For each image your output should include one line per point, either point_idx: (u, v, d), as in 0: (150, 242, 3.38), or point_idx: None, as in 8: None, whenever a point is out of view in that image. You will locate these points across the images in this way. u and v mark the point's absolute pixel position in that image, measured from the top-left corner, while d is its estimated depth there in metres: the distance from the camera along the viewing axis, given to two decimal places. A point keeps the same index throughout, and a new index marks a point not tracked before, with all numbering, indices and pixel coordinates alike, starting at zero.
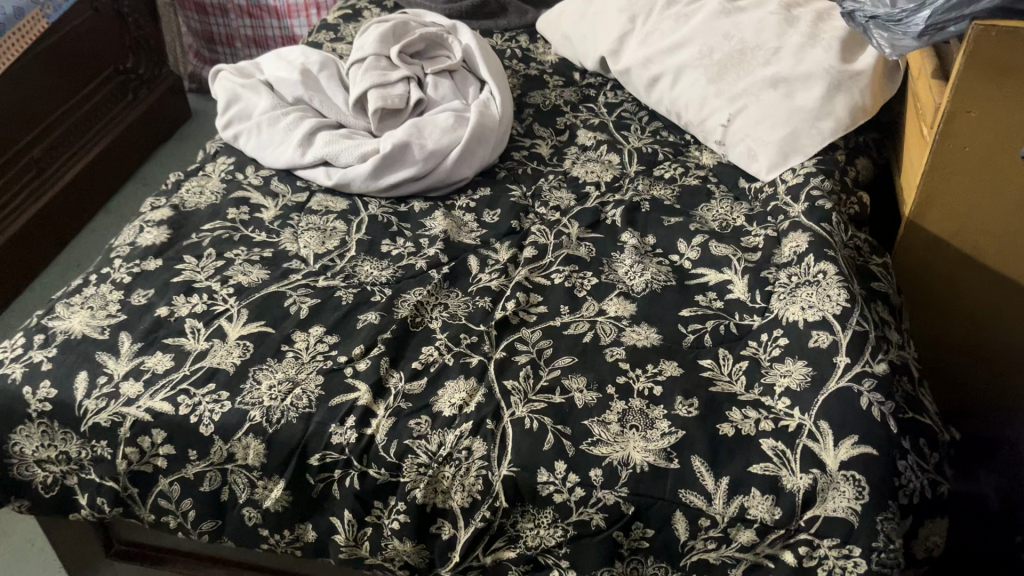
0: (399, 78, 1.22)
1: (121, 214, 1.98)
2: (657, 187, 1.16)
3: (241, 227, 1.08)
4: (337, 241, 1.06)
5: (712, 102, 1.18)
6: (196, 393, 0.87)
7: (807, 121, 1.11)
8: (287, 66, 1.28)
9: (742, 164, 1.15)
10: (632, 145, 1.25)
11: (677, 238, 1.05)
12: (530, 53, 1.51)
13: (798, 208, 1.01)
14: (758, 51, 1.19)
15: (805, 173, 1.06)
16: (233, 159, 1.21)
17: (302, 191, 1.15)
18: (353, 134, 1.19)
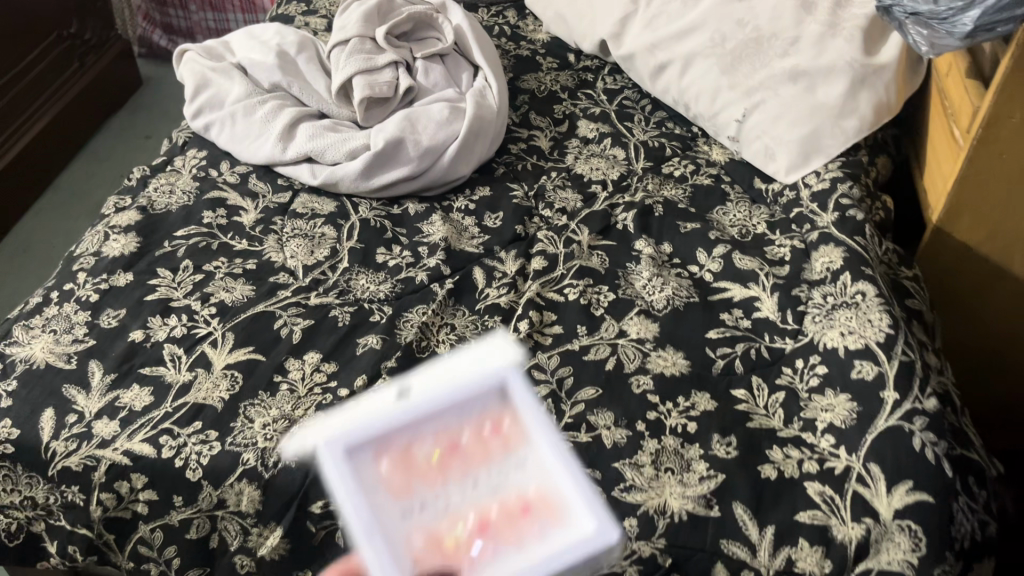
0: (386, 63, 1.13)
1: (77, 192, 1.83)
2: (668, 188, 1.09)
3: (219, 234, 0.98)
4: (327, 250, 0.97)
5: (727, 95, 1.11)
6: (181, 433, 0.78)
7: (830, 120, 1.04)
8: (261, 48, 1.16)
9: (758, 163, 1.08)
10: (637, 138, 1.17)
11: (697, 248, 0.98)
12: (519, 31, 1.41)
13: (827, 218, 0.94)
14: (776, 39, 1.11)
15: (830, 176, 0.99)
16: (204, 153, 1.10)
17: (284, 190, 1.05)
18: (338, 127, 1.10)
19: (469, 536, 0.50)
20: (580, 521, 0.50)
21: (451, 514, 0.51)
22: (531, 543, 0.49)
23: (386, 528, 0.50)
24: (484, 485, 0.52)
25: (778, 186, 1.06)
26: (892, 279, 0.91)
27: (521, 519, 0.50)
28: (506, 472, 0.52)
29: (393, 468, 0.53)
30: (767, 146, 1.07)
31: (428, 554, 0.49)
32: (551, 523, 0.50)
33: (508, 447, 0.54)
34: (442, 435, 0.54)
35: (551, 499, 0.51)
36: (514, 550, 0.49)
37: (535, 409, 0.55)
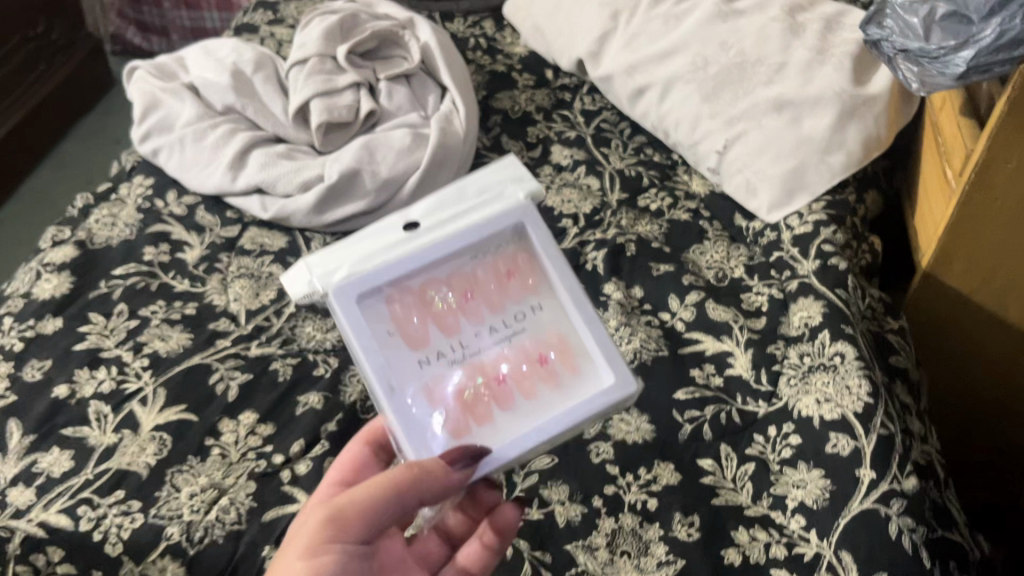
0: (347, 84, 1.07)
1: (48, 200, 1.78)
2: (642, 224, 1.03)
3: (160, 273, 0.92)
4: (274, 292, 0.91)
5: (707, 124, 1.04)
6: (100, 503, 0.72)
7: (815, 154, 0.98)
8: (216, 67, 1.10)
9: (739, 198, 1.02)
10: (613, 166, 1.11)
11: (669, 294, 0.91)
12: (497, 44, 1.35)
13: (807, 266, 0.88)
14: (760, 66, 1.04)
15: (814, 218, 0.93)
16: (151, 180, 1.04)
17: (234, 223, 0.99)
18: (294, 154, 1.03)
19: (491, 383, 0.58)
20: (598, 372, 0.58)
21: (472, 369, 0.58)
22: (549, 391, 0.58)
23: (407, 372, 0.57)
24: (502, 330, 0.59)
25: (759, 224, 1.00)
26: (875, 334, 0.85)
27: (539, 367, 0.58)
28: (525, 313, 0.60)
29: (409, 307, 0.59)
30: (748, 180, 1.01)
31: (457, 411, 0.57)
32: (569, 371, 0.58)
33: (527, 294, 0.60)
34: (457, 277, 0.60)
35: (568, 347, 0.59)
36: (533, 402, 0.58)
37: (549, 246, 0.60)
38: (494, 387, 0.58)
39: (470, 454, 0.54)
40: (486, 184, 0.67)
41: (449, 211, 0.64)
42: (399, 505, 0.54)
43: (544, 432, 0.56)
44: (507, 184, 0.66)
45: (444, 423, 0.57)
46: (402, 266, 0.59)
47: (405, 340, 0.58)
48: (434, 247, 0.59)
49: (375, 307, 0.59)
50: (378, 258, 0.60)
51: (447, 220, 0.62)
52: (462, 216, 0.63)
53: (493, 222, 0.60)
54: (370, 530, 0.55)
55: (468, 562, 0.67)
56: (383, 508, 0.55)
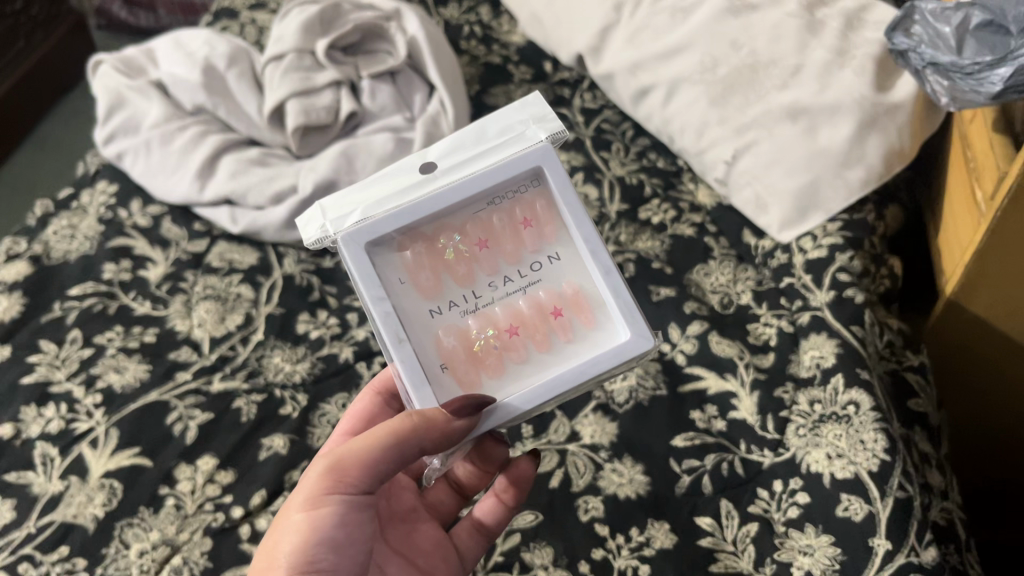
0: (326, 83, 0.99)
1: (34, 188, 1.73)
2: (643, 239, 0.95)
3: (120, 294, 0.85)
4: (241, 317, 0.84)
5: (715, 130, 0.96)
6: (43, 562, 0.67)
7: (831, 169, 0.90)
8: (186, 61, 1.02)
9: (748, 213, 0.94)
10: (613, 173, 1.03)
11: (670, 322, 0.84)
12: (492, 33, 1.26)
13: (821, 297, 0.81)
14: (774, 68, 0.96)
15: (828, 240, 0.85)
16: (115, 186, 0.96)
17: (202, 236, 0.92)
18: (268, 160, 0.96)
19: (503, 336, 0.56)
20: (615, 329, 0.55)
21: (484, 317, 0.56)
22: (564, 343, 0.56)
23: (416, 320, 0.56)
24: (516, 280, 0.57)
25: (770, 243, 0.92)
26: (893, 375, 0.78)
27: (554, 320, 0.56)
28: (542, 263, 0.57)
29: (420, 256, 0.56)
30: (758, 194, 0.93)
31: (467, 358, 0.55)
32: (585, 324, 0.56)
33: (544, 243, 0.57)
34: (472, 225, 0.57)
35: (585, 299, 0.56)
36: (546, 354, 0.56)
37: (568, 192, 0.55)
38: (507, 338, 0.56)
39: (476, 406, 0.51)
40: (506, 115, 0.59)
41: (465, 145, 0.58)
42: (400, 455, 0.53)
43: (553, 386, 0.53)
44: (531, 120, 0.58)
45: (452, 373, 0.55)
46: (412, 211, 0.55)
47: (415, 286, 0.56)
48: (447, 190, 0.55)
49: (384, 255, 0.56)
50: (389, 201, 0.56)
51: (461, 161, 0.57)
52: (479, 157, 0.57)
53: (511, 165, 0.56)
54: (372, 480, 0.55)
55: (480, 515, 0.67)
56: (383, 459, 0.54)
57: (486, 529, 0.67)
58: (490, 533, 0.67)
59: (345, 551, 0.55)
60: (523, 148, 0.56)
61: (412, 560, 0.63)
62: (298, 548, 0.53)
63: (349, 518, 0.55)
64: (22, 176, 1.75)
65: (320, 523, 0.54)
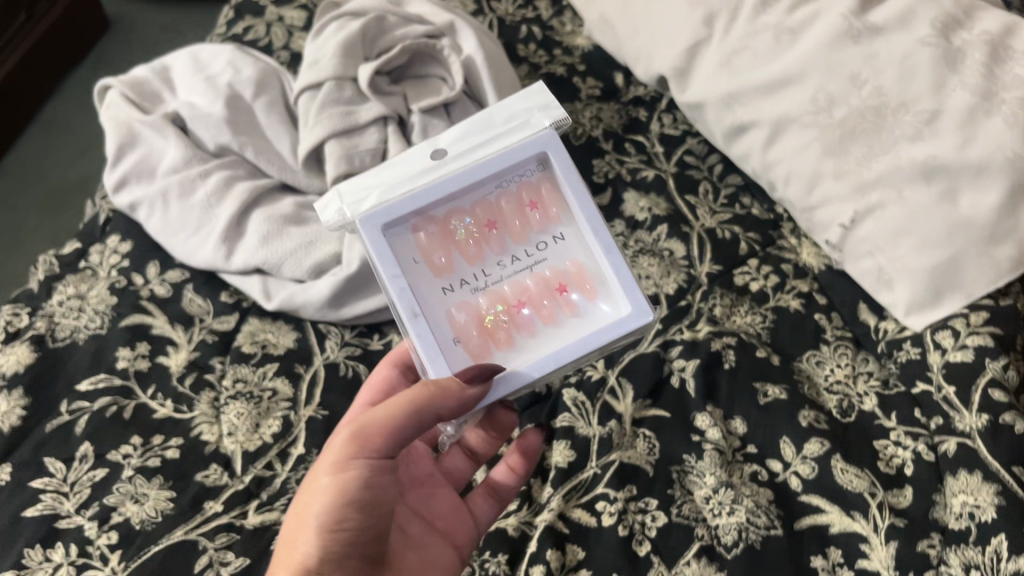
0: (371, 119, 0.85)
1: (53, 189, 1.60)
2: (741, 313, 0.82)
3: (137, 390, 0.73)
4: (278, 421, 0.72)
5: (829, 186, 0.81)
6: None
7: (975, 246, 0.75)
8: (206, 89, 0.88)
9: (867, 286, 0.80)
10: (703, 224, 0.89)
11: (781, 437, 0.71)
12: (553, 34, 1.10)
13: (969, 420, 0.67)
14: (905, 112, 0.80)
15: (974, 338, 0.71)
16: (129, 243, 0.83)
17: (230, 310, 0.79)
18: (304, 215, 0.83)
19: (513, 311, 0.59)
20: (614, 303, 0.59)
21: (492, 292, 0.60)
22: (567, 318, 0.59)
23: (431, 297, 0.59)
24: (522, 259, 0.60)
25: (894, 326, 0.78)
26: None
27: (558, 295, 0.60)
28: (546, 244, 0.61)
29: (432, 237, 0.60)
30: (881, 267, 0.79)
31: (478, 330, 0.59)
32: (586, 299, 0.60)
33: (546, 225, 0.61)
34: (481, 208, 0.60)
35: (585, 274, 0.60)
36: (551, 327, 0.59)
37: (570, 175, 0.58)
38: (516, 313, 0.59)
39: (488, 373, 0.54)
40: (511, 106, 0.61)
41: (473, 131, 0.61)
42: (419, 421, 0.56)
43: (560, 355, 0.56)
44: (537, 108, 0.61)
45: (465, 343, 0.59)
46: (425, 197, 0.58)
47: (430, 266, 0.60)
48: (456, 175, 0.58)
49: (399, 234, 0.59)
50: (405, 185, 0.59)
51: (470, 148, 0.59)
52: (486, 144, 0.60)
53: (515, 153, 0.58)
54: (392, 445, 0.57)
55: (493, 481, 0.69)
56: (404, 428, 0.56)
57: (499, 495, 0.69)
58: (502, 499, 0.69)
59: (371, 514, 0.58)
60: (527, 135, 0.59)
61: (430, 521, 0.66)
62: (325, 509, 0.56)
63: (373, 481, 0.57)
64: (38, 174, 1.62)
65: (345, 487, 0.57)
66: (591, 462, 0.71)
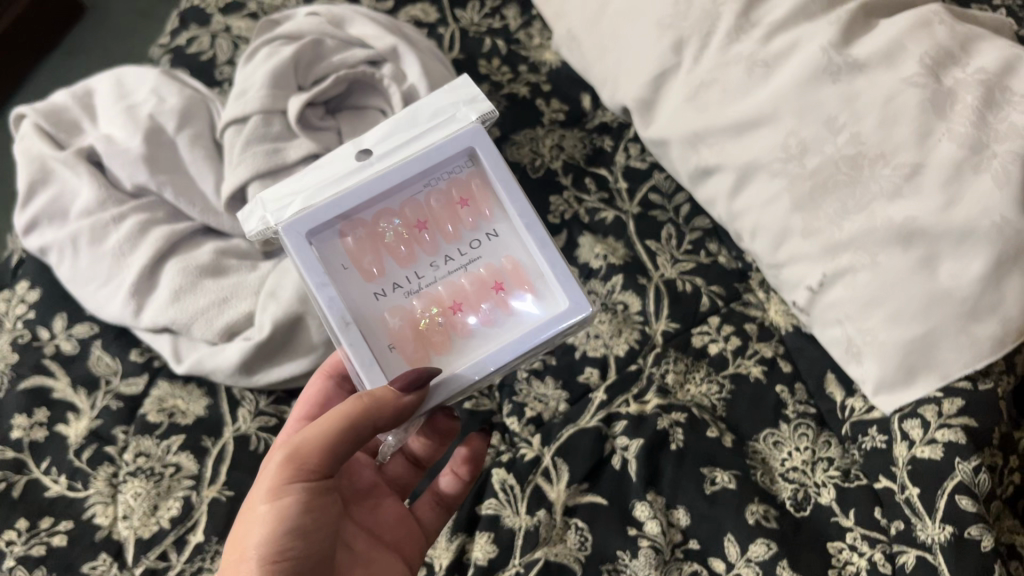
0: (300, 157, 0.78)
1: None
2: (696, 381, 0.75)
3: (31, 463, 0.68)
4: (178, 503, 0.66)
5: (797, 244, 0.74)
6: None
7: (953, 322, 0.66)
8: (126, 121, 0.81)
9: (836, 355, 0.73)
10: (662, 274, 0.81)
11: (725, 533, 0.65)
12: (520, 48, 1.02)
13: (933, 529, 0.60)
14: (883, 165, 0.71)
15: (944, 432, 0.63)
16: (38, 291, 0.78)
17: (139, 371, 0.73)
18: (224, 263, 0.76)
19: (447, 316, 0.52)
20: (554, 298, 0.52)
21: (424, 293, 0.52)
22: (506, 320, 0.52)
23: (361, 302, 0.52)
24: (457, 258, 0.53)
25: (861, 404, 0.70)
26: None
27: (495, 294, 0.52)
28: (482, 240, 0.53)
29: (360, 241, 0.52)
30: (850, 338, 0.71)
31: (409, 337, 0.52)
32: (525, 296, 0.52)
33: (481, 219, 0.53)
34: (409, 206, 0.53)
35: (522, 271, 0.53)
36: (490, 330, 0.52)
37: (501, 166, 0.52)
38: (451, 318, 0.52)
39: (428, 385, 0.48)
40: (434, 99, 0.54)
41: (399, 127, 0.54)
42: (360, 438, 0.50)
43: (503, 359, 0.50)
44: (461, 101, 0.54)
45: (398, 350, 0.52)
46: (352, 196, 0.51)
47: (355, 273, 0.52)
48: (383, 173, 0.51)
49: (325, 240, 0.52)
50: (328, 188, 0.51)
51: (397, 144, 0.53)
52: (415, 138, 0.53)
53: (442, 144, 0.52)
54: (332, 464, 0.51)
55: (438, 488, 0.66)
56: (343, 444, 0.51)
57: (445, 503, 0.66)
58: (450, 505, 0.66)
59: (314, 537, 0.52)
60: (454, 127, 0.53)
61: (379, 536, 0.61)
62: (266, 540, 0.50)
63: (315, 502, 0.52)
64: None
65: (285, 513, 0.50)
66: (515, 559, 0.65)
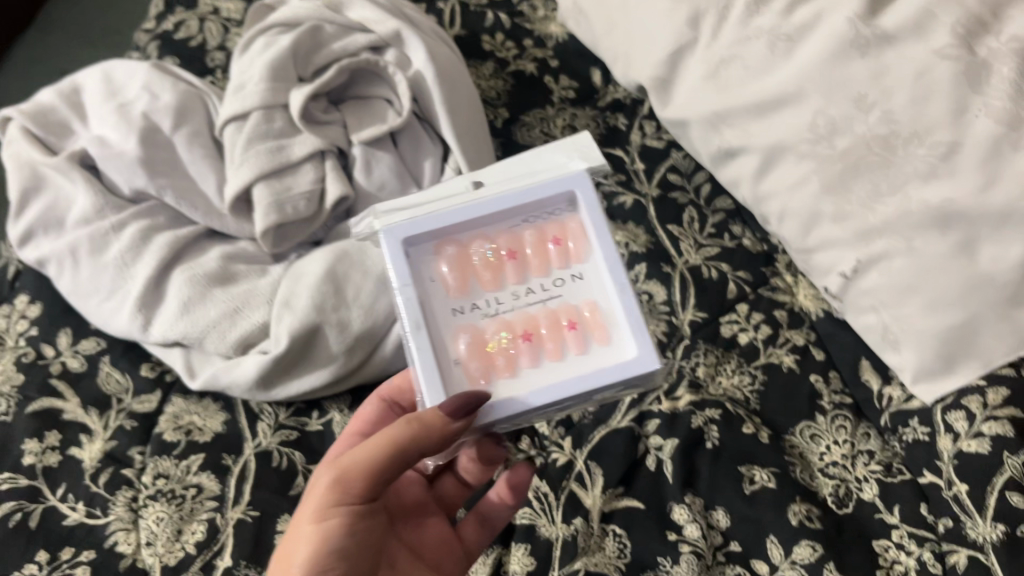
0: (305, 155, 0.75)
1: None
2: (727, 373, 0.73)
3: (46, 491, 0.65)
4: (203, 526, 0.64)
5: (828, 229, 0.71)
6: None
7: (993, 309, 0.63)
8: (119, 121, 0.77)
9: (872, 343, 0.71)
10: (686, 260, 0.79)
11: (768, 535, 0.63)
12: (523, 20, 0.97)
13: (986, 527, 0.59)
14: (918, 144, 0.67)
15: (991, 426, 0.62)
16: (39, 307, 0.75)
17: (152, 388, 0.71)
18: (233, 269, 0.73)
19: (515, 342, 0.48)
20: (624, 347, 0.48)
21: (499, 318, 0.49)
22: (575, 361, 0.48)
23: (436, 313, 0.49)
24: (537, 292, 0.50)
25: (900, 393, 0.69)
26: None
27: (566, 332, 0.48)
28: (565, 281, 0.50)
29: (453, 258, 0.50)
30: (886, 325, 0.69)
31: (473, 356, 0.48)
32: (596, 341, 0.48)
33: (567, 259, 0.51)
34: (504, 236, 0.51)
35: (599, 314, 0.49)
36: (556, 365, 0.48)
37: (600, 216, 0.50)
38: (518, 345, 0.48)
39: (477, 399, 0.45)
40: (549, 151, 0.54)
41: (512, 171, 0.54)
42: (407, 461, 0.48)
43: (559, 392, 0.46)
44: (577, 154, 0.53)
45: (460, 368, 0.48)
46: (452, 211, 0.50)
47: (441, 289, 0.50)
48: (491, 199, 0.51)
49: (418, 252, 0.51)
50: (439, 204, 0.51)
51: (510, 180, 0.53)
52: (525, 178, 0.53)
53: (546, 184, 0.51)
54: (379, 487, 0.50)
55: (483, 506, 0.64)
56: (390, 469, 0.49)
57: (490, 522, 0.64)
58: (495, 524, 0.64)
59: (358, 557, 0.51)
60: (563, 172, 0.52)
61: (420, 556, 0.59)
62: (309, 558, 0.49)
63: (359, 523, 0.50)
64: None
65: (330, 535, 0.49)
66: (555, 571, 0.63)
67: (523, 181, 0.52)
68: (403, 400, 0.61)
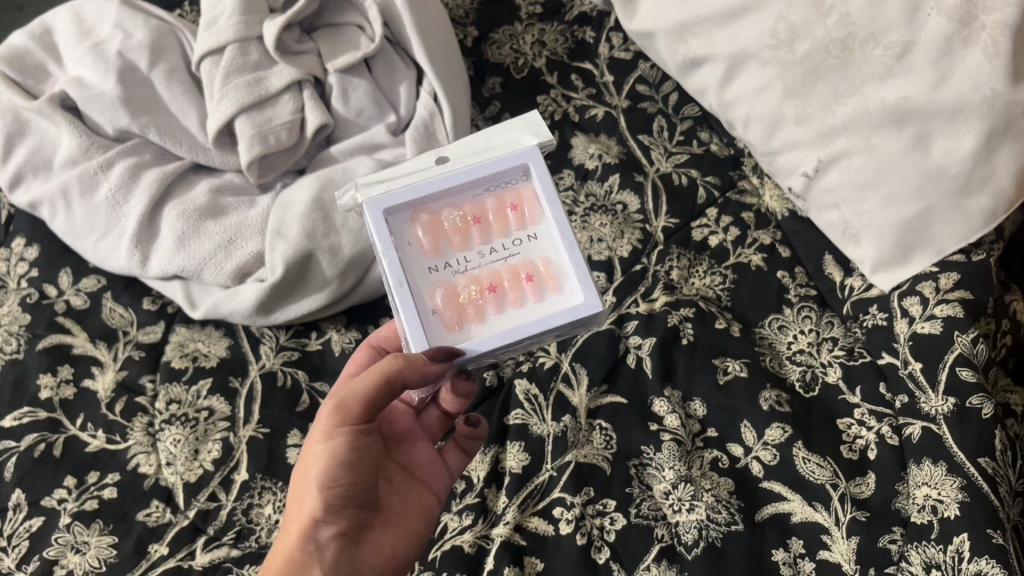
0: (283, 87, 0.76)
1: None
2: (700, 275, 0.78)
3: (65, 421, 0.69)
4: (218, 444, 0.68)
5: (791, 131, 0.75)
6: None
7: (946, 201, 0.67)
8: (94, 61, 0.78)
9: (834, 238, 0.75)
10: (657, 169, 0.83)
11: (741, 420, 0.68)
12: None
13: (936, 403, 0.64)
14: (874, 45, 0.69)
15: (943, 308, 0.67)
16: (37, 249, 0.78)
17: (155, 319, 0.75)
18: (222, 201, 0.76)
19: (481, 294, 0.51)
20: (573, 292, 0.50)
21: (467, 274, 0.52)
22: (532, 308, 0.51)
23: (413, 275, 0.52)
24: (499, 251, 0.53)
25: (861, 282, 0.74)
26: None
27: (525, 283, 0.51)
28: (521, 241, 0.53)
29: (425, 223, 0.53)
30: (847, 221, 0.73)
31: (447, 308, 0.51)
32: (551, 289, 0.51)
33: (523, 223, 0.53)
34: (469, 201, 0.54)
35: (553, 266, 0.51)
36: (516, 312, 0.50)
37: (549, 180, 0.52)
38: (483, 296, 0.51)
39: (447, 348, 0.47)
40: (500, 130, 0.56)
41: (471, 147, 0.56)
42: (394, 389, 0.52)
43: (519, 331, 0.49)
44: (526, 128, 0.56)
45: (436, 320, 0.50)
46: (421, 182, 0.52)
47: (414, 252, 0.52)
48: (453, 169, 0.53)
49: (393, 220, 0.53)
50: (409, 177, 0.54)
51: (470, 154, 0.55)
52: (483, 150, 0.55)
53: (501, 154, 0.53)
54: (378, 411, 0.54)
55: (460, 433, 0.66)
56: (385, 395, 0.53)
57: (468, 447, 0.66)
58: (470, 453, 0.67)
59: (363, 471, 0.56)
60: (517, 144, 0.54)
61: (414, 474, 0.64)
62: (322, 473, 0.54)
63: (361, 443, 0.55)
64: None
65: (338, 453, 0.54)
66: (547, 465, 0.69)
67: (480, 155, 0.54)
68: (393, 345, 0.65)
